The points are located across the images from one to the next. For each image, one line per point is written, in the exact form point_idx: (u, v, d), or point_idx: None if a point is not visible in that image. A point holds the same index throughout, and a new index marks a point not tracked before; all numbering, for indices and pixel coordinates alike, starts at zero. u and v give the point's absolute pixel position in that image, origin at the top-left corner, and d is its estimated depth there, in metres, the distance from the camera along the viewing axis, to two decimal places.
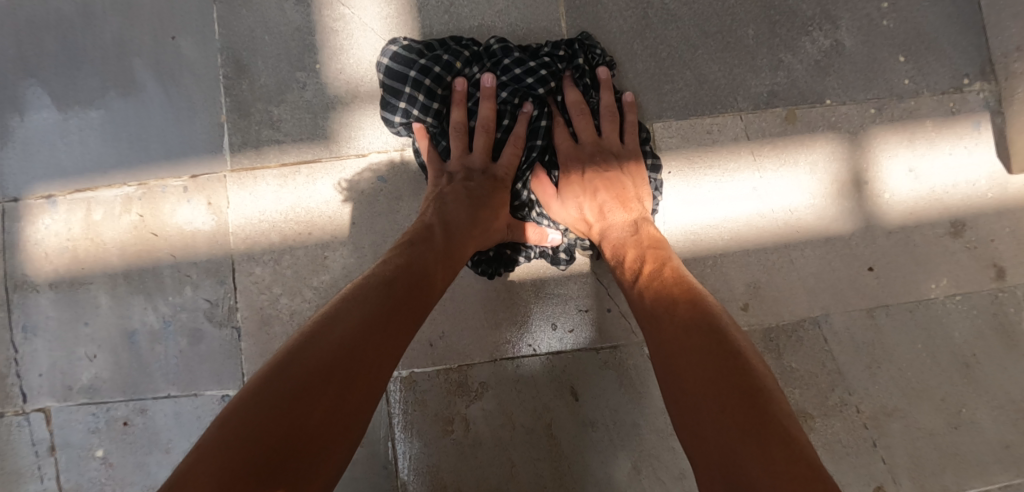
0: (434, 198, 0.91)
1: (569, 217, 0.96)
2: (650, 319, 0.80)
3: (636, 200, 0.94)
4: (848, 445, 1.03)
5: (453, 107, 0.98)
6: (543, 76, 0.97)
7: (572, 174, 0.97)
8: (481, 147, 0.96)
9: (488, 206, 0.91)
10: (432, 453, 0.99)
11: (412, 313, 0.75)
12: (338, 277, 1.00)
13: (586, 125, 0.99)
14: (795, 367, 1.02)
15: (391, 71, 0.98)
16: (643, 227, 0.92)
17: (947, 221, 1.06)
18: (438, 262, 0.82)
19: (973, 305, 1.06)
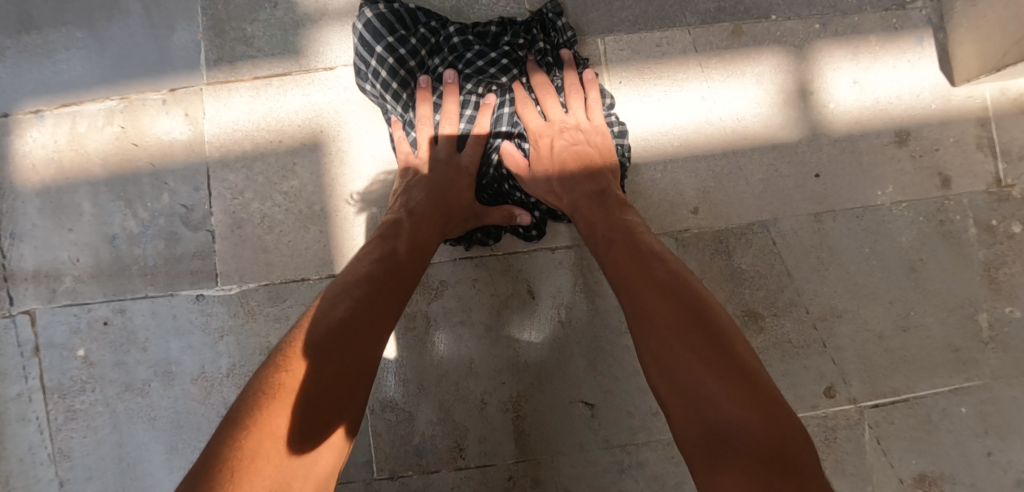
0: (402, 190, 0.98)
1: (537, 191, 0.99)
2: (627, 277, 0.83)
3: (604, 172, 0.98)
4: (798, 345, 1.07)
5: (420, 100, 1.03)
6: (504, 65, 1.02)
7: (537, 156, 1.01)
8: (447, 138, 1.02)
9: (452, 193, 0.98)
10: (396, 349, 1.04)
11: (391, 300, 0.83)
12: (307, 182, 1.06)
13: (550, 106, 1.03)
14: (744, 268, 1.06)
15: (359, 54, 1.02)
16: (609, 195, 0.95)
17: (892, 131, 1.10)
18: (407, 258, 0.89)
19: (918, 212, 1.10)
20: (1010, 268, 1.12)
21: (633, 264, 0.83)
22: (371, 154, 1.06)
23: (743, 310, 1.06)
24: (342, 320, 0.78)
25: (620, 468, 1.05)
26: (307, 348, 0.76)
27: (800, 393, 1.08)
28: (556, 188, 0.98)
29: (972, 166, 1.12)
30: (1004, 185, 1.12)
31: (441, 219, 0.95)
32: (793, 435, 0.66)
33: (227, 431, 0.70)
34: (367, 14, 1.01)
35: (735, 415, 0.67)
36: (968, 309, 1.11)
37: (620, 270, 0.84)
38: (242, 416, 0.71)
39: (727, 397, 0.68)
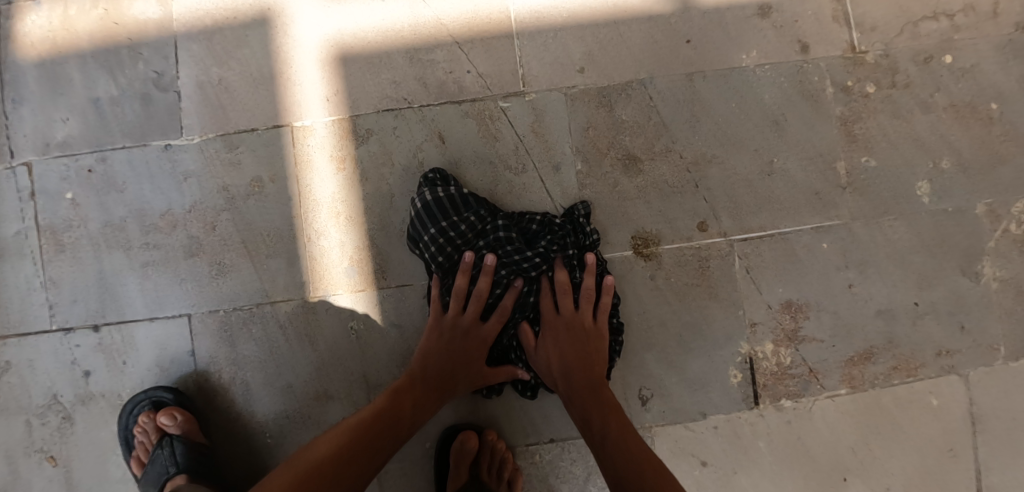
0: (425, 350, 1.15)
1: (540, 362, 1.17)
2: (598, 429, 1.06)
3: (599, 367, 1.14)
4: (673, 185, 1.25)
5: (459, 271, 1.18)
6: (536, 262, 1.18)
7: (544, 341, 1.18)
8: (474, 310, 1.17)
9: (466, 359, 1.15)
10: (329, 186, 1.24)
11: (391, 437, 1.05)
12: (257, 50, 1.27)
13: (566, 303, 1.19)
14: (625, 118, 1.26)
15: (415, 225, 1.18)
16: (602, 389, 1.11)
17: (756, 5, 1.29)
18: (415, 412, 1.09)
19: (780, 73, 1.28)
20: (865, 124, 1.29)
21: (618, 442, 1.03)
22: (310, 28, 1.26)
23: (625, 154, 1.25)
24: (358, 459, 0.99)
25: None
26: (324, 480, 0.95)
27: (676, 227, 1.25)
28: (556, 374, 1.15)
29: (829, 36, 1.30)
30: (859, 52, 1.30)
31: (445, 381, 1.14)
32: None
33: None
34: (427, 195, 1.18)
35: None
36: (828, 158, 1.28)
37: (609, 445, 1.03)
38: None
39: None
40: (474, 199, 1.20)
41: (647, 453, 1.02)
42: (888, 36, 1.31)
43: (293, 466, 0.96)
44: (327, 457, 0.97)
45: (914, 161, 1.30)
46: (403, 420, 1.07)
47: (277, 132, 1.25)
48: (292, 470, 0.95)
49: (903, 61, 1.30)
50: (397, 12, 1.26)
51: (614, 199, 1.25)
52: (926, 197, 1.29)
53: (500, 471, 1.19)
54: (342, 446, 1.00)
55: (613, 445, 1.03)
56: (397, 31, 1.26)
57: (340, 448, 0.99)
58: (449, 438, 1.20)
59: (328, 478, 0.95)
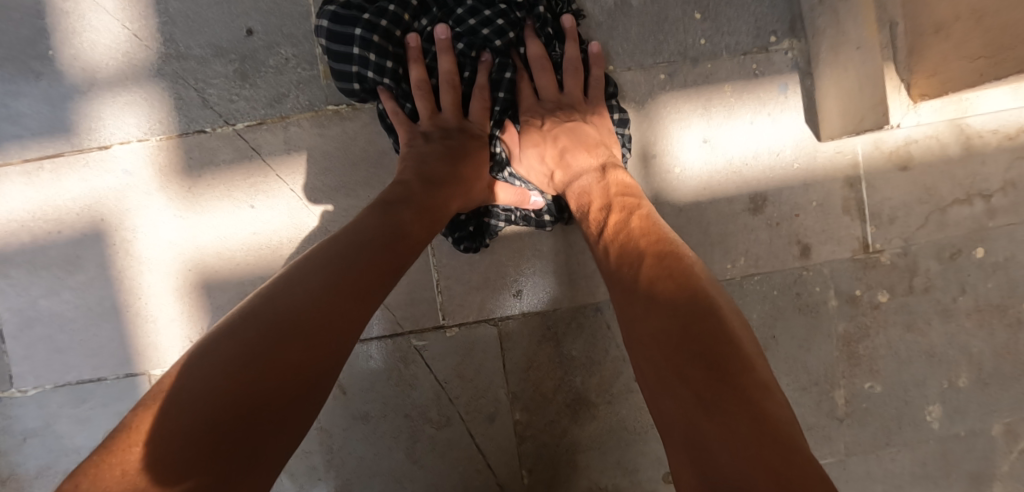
0: (410, 156, 0.86)
1: (531, 168, 0.91)
2: (618, 243, 0.76)
3: (602, 146, 0.88)
4: (636, 431, 1.01)
5: (411, 63, 0.92)
6: (501, 26, 0.91)
7: (530, 131, 0.90)
8: (450, 103, 0.91)
9: (466, 159, 0.87)
10: None
11: (385, 268, 0.71)
12: (94, 275, 0.97)
13: (547, 81, 0.93)
14: (575, 354, 0.99)
15: (333, 40, 0.89)
16: (612, 173, 0.85)
17: (746, 196, 0.99)
18: (416, 217, 0.77)
19: (773, 285, 1.01)
20: (872, 341, 1.04)
21: (627, 266, 0.72)
22: (159, 244, 0.96)
23: (574, 398, 1.00)
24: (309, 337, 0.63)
25: None
26: (271, 382, 0.60)
27: (637, 479, 1.02)
28: (554, 164, 0.89)
29: (837, 231, 1.01)
30: (872, 251, 1.02)
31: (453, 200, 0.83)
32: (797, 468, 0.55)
33: (193, 388, 0.59)
34: (329, 8, 0.88)
35: (732, 467, 0.56)
36: (824, 385, 1.04)
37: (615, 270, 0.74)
38: (200, 378, 0.59)
39: (722, 433, 0.57)
40: None
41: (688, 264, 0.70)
42: (909, 227, 1.03)
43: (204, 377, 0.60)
44: (291, 293, 0.64)
45: (927, 380, 1.07)
46: (402, 237, 0.74)
47: (133, 382, 0.98)
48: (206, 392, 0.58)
49: (923, 258, 1.04)
50: (272, 222, 0.96)
51: (558, 451, 1.00)
52: (935, 422, 1.08)
53: None
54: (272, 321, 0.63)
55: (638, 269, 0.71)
56: (275, 248, 0.96)
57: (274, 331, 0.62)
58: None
59: (296, 359, 0.61)
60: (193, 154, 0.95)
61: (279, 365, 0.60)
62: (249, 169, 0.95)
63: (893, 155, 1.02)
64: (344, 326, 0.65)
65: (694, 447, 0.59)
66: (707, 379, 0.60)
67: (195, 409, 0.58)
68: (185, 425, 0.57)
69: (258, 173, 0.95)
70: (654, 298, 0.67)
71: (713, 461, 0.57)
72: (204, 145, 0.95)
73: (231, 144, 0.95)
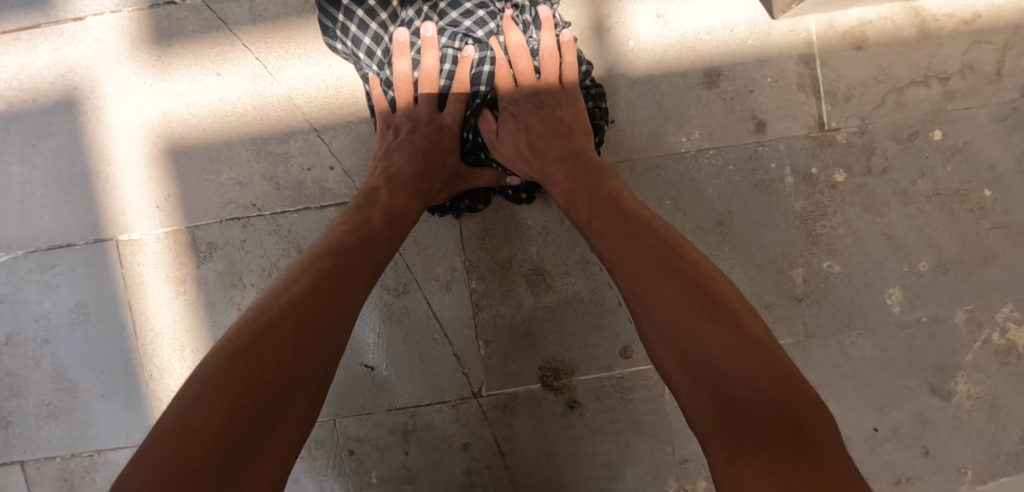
0: (382, 153, 0.91)
1: (507, 153, 0.92)
2: (602, 219, 0.79)
3: (579, 134, 0.90)
4: (592, 304, 1.02)
5: (396, 57, 0.95)
6: (480, 17, 0.95)
7: (505, 122, 0.93)
8: (426, 96, 0.94)
9: (434, 154, 0.90)
10: (170, 314, 1.02)
11: (367, 262, 0.77)
12: (64, 143, 1.00)
13: (522, 66, 0.95)
14: (530, 223, 1.00)
15: (326, 26, 0.94)
16: (586, 157, 0.87)
17: (700, 69, 1.01)
18: (395, 217, 0.84)
19: (727, 160, 1.02)
20: (830, 220, 1.05)
21: (622, 243, 0.76)
22: (129, 112, 0.99)
23: (530, 268, 1.01)
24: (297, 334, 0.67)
25: (403, 430, 1.03)
26: (245, 378, 0.63)
27: (593, 354, 1.03)
28: (528, 151, 0.90)
29: (792, 109, 1.03)
30: (828, 129, 1.04)
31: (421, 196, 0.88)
32: (799, 386, 0.63)
33: (200, 389, 0.63)
34: None
35: (756, 405, 0.62)
36: (782, 265, 1.04)
37: (609, 244, 0.77)
38: (216, 373, 0.64)
39: (742, 383, 0.63)
40: None
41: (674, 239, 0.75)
42: (865, 107, 1.04)
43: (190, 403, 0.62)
44: (288, 293, 0.70)
45: (887, 263, 1.07)
46: (376, 238, 0.80)
47: (99, 248, 1.01)
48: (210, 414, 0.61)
49: (881, 139, 1.05)
50: (237, 90, 0.99)
51: (516, 324, 1.02)
52: (896, 306, 1.08)
53: None
54: (265, 337, 0.67)
55: (629, 247, 0.75)
56: (239, 115, 0.99)
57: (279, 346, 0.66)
58: None
59: (292, 336, 0.66)
60: (162, 25, 0.99)
61: (275, 354, 0.65)
62: (216, 40, 0.99)
63: (848, 35, 1.03)
64: (333, 304, 0.71)
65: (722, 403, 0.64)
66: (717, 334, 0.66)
67: (209, 402, 0.62)
68: (179, 445, 0.60)
69: (224, 43, 0.99)
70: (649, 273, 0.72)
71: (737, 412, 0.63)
72: (173, 16, 0.99)
73: (198, 15, 0.99)
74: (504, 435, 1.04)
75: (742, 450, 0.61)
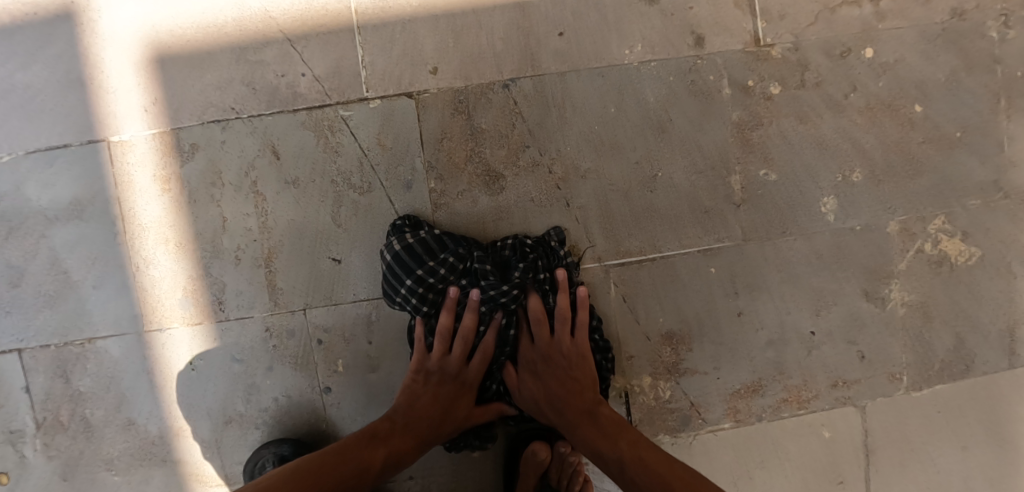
0: (412, 392, 1.03)
1: (526, 400, 1.06)
2: (610, 422, 1.00)
3: (590, 392, 1.03)
4: (541, 204, 1.10)
5: (442, 309, 1.05)
6: (514, 295, 1.04)
7: (527, 377, 1.06)
8: (459, 352, 1.05)
9: (454, 408, 1.04)
10: (156, 210, 1.11)
11: (395, 446, 0.98)
12: (62, 51, 1.10)
13: (541, 333, 1.06)
14: (483, 127, 1.09)
15: (389, 271, 1.04)
16: (603, 413, 1.02)
17: None
18: (431, 402, 1.03)
19: (668, 72, 1.10)
20: (765, 130, 1.12)
21: (631, 446, 0.97)
22: (122, 24, 1.09)
23: (484, 170, 1.09)
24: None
25: (366, 321, 1.11)
26: None
27: None
28: (545, 403, 1.04)
29: (730, 24, 1.11)
30: (763, 45, 1.11)
31: (420, 439, 1.01)
32: None
33: None
34: (397, 246, 1.03)
35: None
36: (720, 171, 1.12)
37: (620, 447, 0.97)
38: None
39: None
40: (456, 231, 1.08)
41: (662, 454, 0.97)
42: (799, 24, 1.12)
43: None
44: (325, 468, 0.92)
45: (821, 172, 1.14)
46: (406, 429, 1.00)
47: (93, 148, 1.11)
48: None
49: (814, 55, 1.12)
50: (218, 3, 1.08)
51: (471, 221, 1.10)
52: (830, 214, 1.15)
53: (569, 481, 1.11)
54: None
55: (638, 475, 0.94)
56: (220, 27, 1.08)
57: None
58: (507, 478, 1.12)
59: None
60: None
61: None
62: None
63: None
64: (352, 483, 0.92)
65: None
66: None
67: None
68: None
69: None
70: (646, 466, 0.94)
71: None
72: None
73: None
74: None
75: None
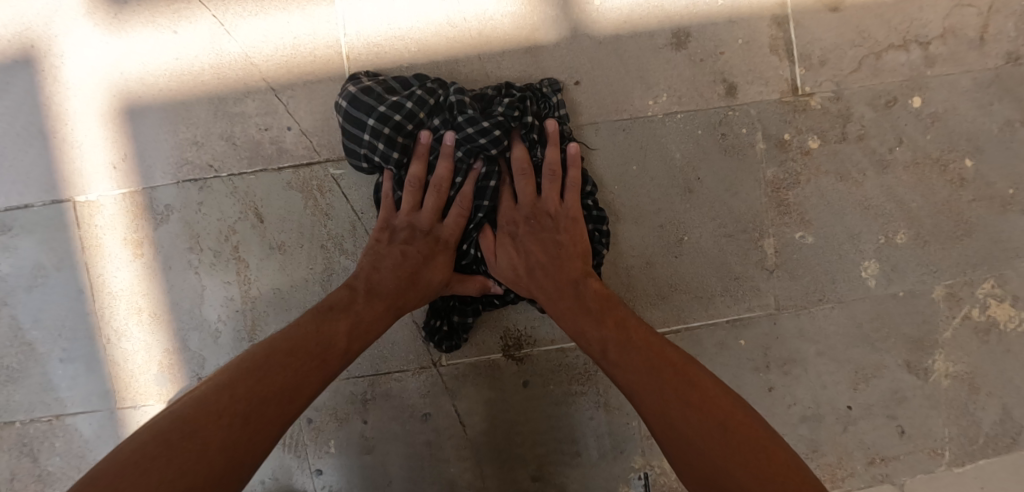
0: (374, 261, 0.90)
1: (504, 269, 0.93)
2: (597, 305, 0.87)
3: (581, 268, 0.91)
4: None
5: (413, 156, 0.92)
6: (496, 137, 0.90)
7: (506, 241, 0.94)
8: (432, 206, 0.92)
9: (423, 274, 0.90)
10: (128, 277, 1.00)
11: (346, 318, 0.85)
12: (21, 101, 0.99)
13: (525, 190, 0.93)
14: None
15: (347, 123, 0.89)
16: (587, 285, 0.89)
17: (669, 30, 0.98)
18: (393, 273, 0.89)
19: (696, 125, 0.99)
20: (802, 189, 1.02)
21: (620, 339, 0.84)
22: (86, 70, 0.98)
23: None
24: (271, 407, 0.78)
25: (362, 399, 1.01)
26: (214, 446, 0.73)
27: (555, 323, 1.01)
28: (525, 280, 0.92)
29: (765, 71, 0.99)
30: (802, 94, 1.00)
31: (391, 306, 0.88)
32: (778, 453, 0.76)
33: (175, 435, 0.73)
34: (351, 89, 0.89)
35: None
36: (752, 233, 1.01)
37: (611, 344, 0.84)
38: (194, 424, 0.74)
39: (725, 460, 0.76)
40: (427, 77, 0.94)
41: (657, 344, 0.84)
42: (841, 71, 1.01)
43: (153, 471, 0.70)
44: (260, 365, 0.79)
45: (862, 233, 1.03)
46: (357, 298, 0.87)
47: (57, 209, 1.00)
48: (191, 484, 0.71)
49: (857, 105, 1.01)
50: (193, 48, 0.97)
51: None
52: (872, 279, 1.05)
53: None
54: (241, 414, 0.76)
55: (625, 358, 0.83)
56: (196, 74, 0.97)
57: (255, 430, 0.76)
58: None
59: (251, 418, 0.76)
60: None
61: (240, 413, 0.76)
62: None
63: None
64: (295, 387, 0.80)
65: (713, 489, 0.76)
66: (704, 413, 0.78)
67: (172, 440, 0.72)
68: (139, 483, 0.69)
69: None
70: (639, 367, 0.82)
71: None
72: None
73: None
74: (464, 407, 1.01)
75: None
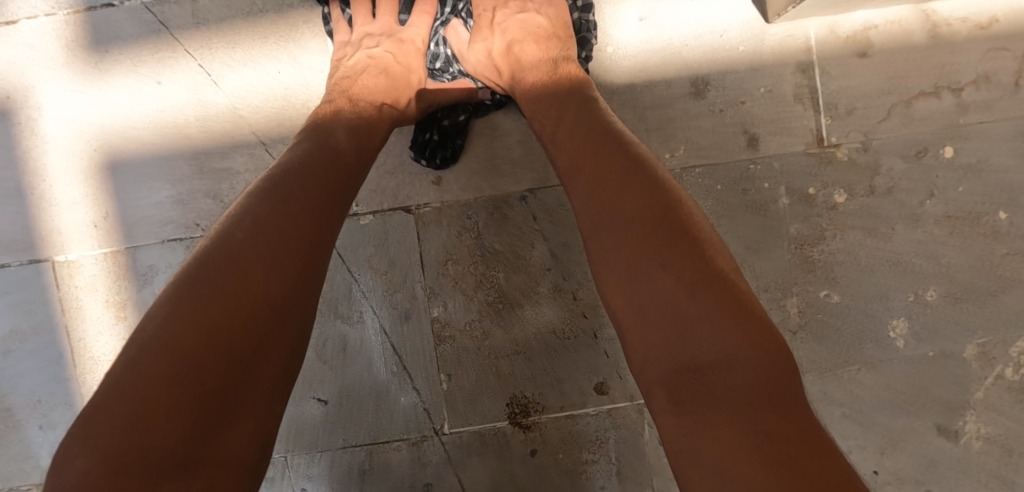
0: (341, 72, 0.83)
1: (478, 62, 0.86)
2: (560, 111, 0.74)
3: (557, 43, 0.84)
4: (565, 336, 0.94)
5: None
6: None
7: (481, 25, 0.85)
8: (387, 11, 0.87)
9: (393, 73, 0.83)
10: (110, 342, 0.94)
11: (331, 187, 0.67)
12: None
13: None
14: (496, 248, 0.94)
15: None
16: (562, 64, 0.80)
17: (687, 79, 0.94)
18: (377, 89, 0.81)
19: (717, 180, 0.95)
20: (829, 246, 0.96)
21: (579, 133, 0.70)
22: (64, 123, 0.92)
23: (495, 296, 0.94)
24: (241, 309, 0.57)
25: (360, 470, 0.94)
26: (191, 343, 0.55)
27: (564, 390, 0.94)
28: (502, 62, 0.84)
29: (789, 121, 0.95)
30: (828, 145, 0.95)
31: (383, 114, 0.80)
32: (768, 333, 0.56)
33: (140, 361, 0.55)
34: None
35: (712, 349, 0.55)
36: (775, 293, 0.96)
37: (570, 148, 0.70)
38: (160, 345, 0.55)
39: (690, 309, 0.57)
40: None
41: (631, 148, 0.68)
42: (869, 120, 0.95)
43: (112, 399, 0.54)
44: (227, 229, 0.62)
45: (891, 291, 0.97)
46: (334, 141, 0.72)
47: (34, 269, 0.94)
48: (139, 409, 0.53)
49: (887, 157, 0.96)
50: (176, 99, 0.92)
51: (481, 357, 0.94)
52: (900, 340, 0.98)
53: None
54: (215, 313, 0.56)
55: (580, 152, 0.69)
56: (179, 127, 0.92)
57: (235, 314, 0.57)
58: None
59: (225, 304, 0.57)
60: (98, 28, 0.92)
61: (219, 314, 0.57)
62: (155, 44, 0.92)
63: (850, 40, 0.95)
64: (275, 262, 0.60)
65: (671, 341, 0.57)
66: (676, 243, 0.59)
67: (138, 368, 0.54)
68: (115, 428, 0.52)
69: (164, 47, 0.91)
70: (606, 173, 0.66)
71: (692, 354, 0.56)
72: (108, 19, 0.92)
73: (137, 18, 0.92)
74: (467, 479, 0.94)
75: (711, 415, 0.54)
